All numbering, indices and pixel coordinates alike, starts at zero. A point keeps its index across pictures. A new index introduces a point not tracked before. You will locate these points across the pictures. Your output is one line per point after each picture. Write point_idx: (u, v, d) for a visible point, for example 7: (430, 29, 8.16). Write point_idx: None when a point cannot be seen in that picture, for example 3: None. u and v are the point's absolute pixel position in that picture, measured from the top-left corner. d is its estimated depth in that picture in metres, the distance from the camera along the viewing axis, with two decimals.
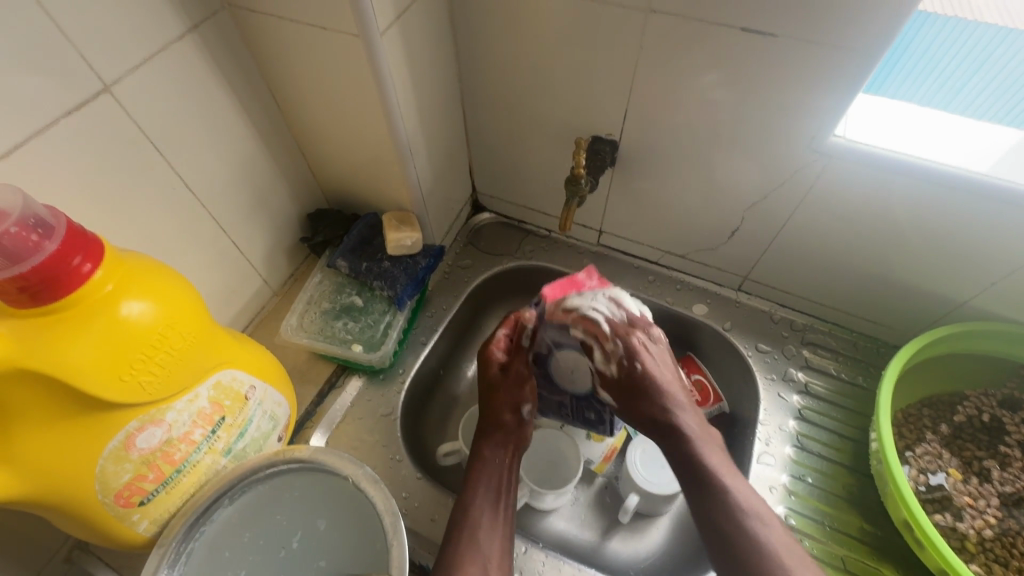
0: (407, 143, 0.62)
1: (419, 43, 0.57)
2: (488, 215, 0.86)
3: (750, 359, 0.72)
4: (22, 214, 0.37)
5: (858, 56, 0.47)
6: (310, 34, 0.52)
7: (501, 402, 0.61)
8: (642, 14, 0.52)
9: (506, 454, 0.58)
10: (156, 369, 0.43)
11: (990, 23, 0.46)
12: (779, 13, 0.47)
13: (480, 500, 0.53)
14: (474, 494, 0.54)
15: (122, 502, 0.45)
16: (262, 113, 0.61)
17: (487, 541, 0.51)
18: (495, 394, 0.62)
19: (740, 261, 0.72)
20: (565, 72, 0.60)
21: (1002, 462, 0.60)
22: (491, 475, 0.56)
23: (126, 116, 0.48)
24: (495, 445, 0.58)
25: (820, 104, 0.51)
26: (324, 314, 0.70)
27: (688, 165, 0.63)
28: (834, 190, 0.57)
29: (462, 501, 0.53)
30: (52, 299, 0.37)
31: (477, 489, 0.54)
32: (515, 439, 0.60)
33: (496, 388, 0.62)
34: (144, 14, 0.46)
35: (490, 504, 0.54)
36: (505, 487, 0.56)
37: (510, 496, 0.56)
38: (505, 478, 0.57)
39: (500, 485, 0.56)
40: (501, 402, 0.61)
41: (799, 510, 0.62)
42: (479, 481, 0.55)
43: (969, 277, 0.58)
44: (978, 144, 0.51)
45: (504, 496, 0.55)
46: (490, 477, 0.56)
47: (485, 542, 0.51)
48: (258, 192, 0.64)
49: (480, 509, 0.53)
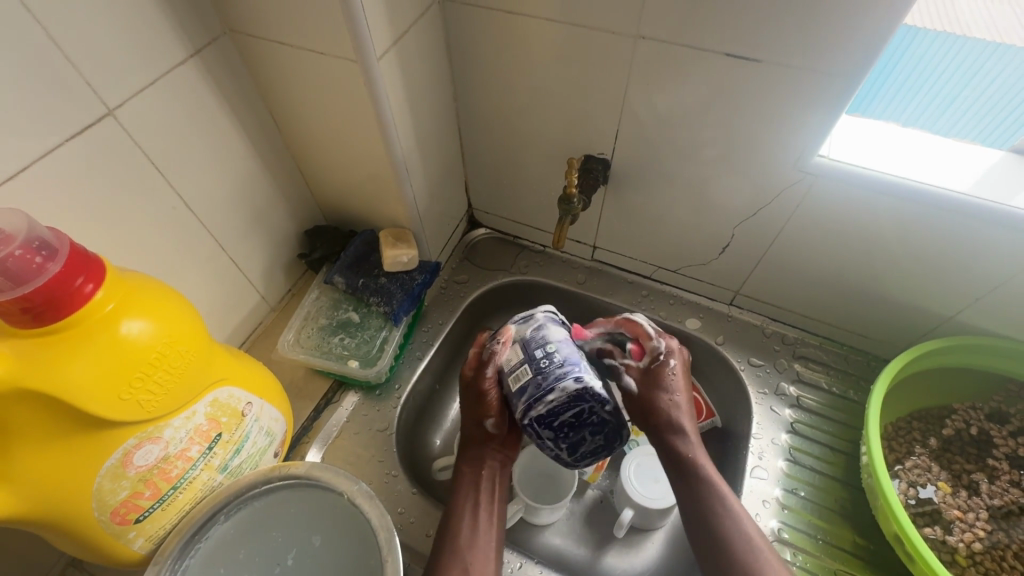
0: (403, 163, 0.63)
1: (415, 67, 0.59)
2: (483, 231, 0.87)
3: (742, 373, 0.73)
4: (27, 237, 0.38)
5: (838, 80, 0.48)
6: (309, 59, 0.53)
7: (467, 417, 0.61)
8: (631, 39, 0.53)
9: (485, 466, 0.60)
10: (155, 388, 0.43)
11: (978, 38, 0.47)
12: (762, 40, 0.49)
13: (463, 512, 0.56)
14: (456, 505, 0.56)
15: (118, 519, 0.46)
16: (262, 134, 0.63)
17: (471, 551, 0.53)
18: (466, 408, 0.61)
19: (732, 277, 0.73)
20: (558, 93, 0.62)
21: (990, 475, 0.61)
22: (469, 488, 0.58)
23: (128, 138, 0.49)
24: (473, 459, 0.60)
25: (805, 125, 0.53)
26: (320, 330, 0.71)
27: (679, 181, 0.64)
28: (820, 208, 0.59)
29: (448, 514, 0.56)
30: (55, 319, 0.38)
31: (461, 503, 0.56)
32: (492, 449, 0.61)
33: (465, 405, 0.61)
34: (149, 42, 0.48)
35: (471, 511, 0.56)
36: (488, 499, 0.58)
37: (494, 503, 0.58)
38: (486, 485, 0.58)
39: (481, 495, 0.57)
40: (469, 416, 0.61)
41: (793, 524, 0.63)
42: (461, 494, 0.57)
43: (956, 291, 0.59)
44: (958, 164, 0.53)
45: (488, 503, 0.57)
46: (468, 487, 0.58)
47: (472, 553, 0.53)
48: (257, 210, 0.65)
49: (462, 519, 0.55)
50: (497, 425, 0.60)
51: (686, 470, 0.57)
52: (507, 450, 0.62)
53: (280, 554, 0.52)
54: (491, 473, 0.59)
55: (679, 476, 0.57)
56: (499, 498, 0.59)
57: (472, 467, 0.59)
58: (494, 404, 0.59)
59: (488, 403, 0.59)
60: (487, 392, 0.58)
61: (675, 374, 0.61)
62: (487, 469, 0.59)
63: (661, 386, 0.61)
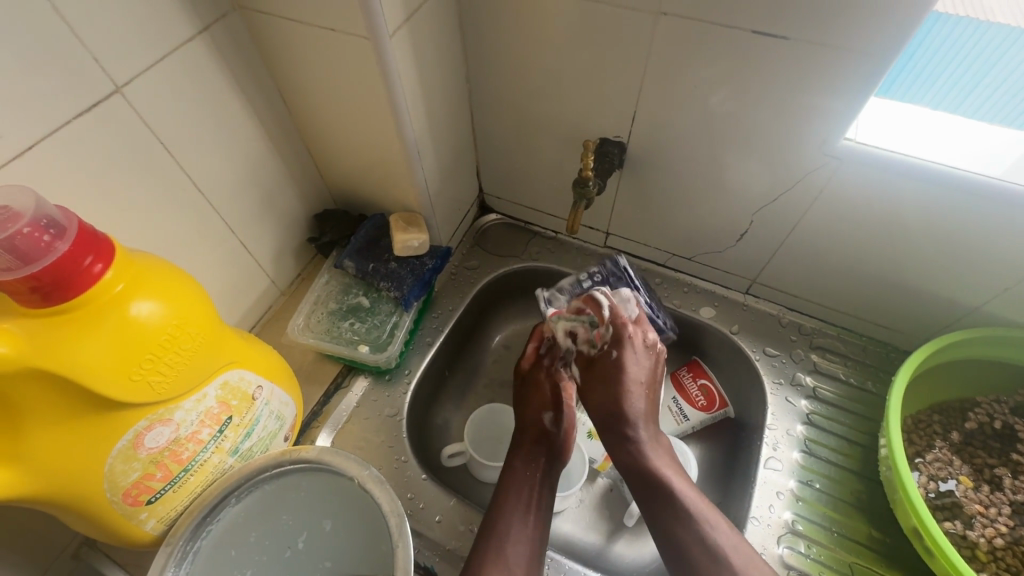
0: (415, 145, 0.62)
1: (427, 46, 0.57)
2: (494, 216, 0.86)
3: (757, 363, 0.71)
4: (34, 215, 0.37)
5: (869, 58, 0.46)
6: (319, 36, 0.52)
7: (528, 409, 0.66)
8: (652, 16, 0.51)
9: (537, 463, 0.61)
10: (166, 369, 0.43)
11: (1001, 23, 0.45)
12: (791, 16, 0.46)
13: (511, 513, 0.56)
14: (504, 505, 0.57)
15: (130, 501, 0.46)
16: (272, 115, 0.62)
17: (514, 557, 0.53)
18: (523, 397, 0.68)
19: (749, 265, 0.72)
20: (574, 74, 0.60)
21: (1014, 470, 0.59)
22: (519, 487, 0.59)
23: (136, 117, 0.48)
24: (525, 457, 0.62)
25: (831, 106, 0.51)
26: (330, 315, 0.70)
27: (697, 166, 0.63)
28: (844, 195, 0.57)
29: (495, 510, 0.57)
30: (64, 300, 0.38)
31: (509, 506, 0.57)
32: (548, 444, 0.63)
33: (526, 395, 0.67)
34: (155, 17, 0.46)
35: (521, 509, 0.57)
36: (538, 500, 0.59)
37: (536, 508, 0.58)
38: (538, 488, 0.59)
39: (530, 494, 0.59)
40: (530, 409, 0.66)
41: (807, 516, 0.62)
42: (511, 494, 0.58)
43: (984, 281, 0.57)
44: (991, 148, 0.51)
45: (533, 504, 0.58)
46: (516, 488, 0.59)
47: (512, 554, 0.54)
48: (266, 193, 0.65)
49: (510, 519, 0.56)
50: (557, 422, 0.64)
51: (657, 489, 0.57)
52: (558, 457, 0.62)
53: (289, 538, 0.55)
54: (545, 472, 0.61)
55: (642, 478, 0.58)
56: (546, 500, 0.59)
57: (521, 465, 0.61)
58: (547, 395, 0.66)
59: (543, 395, 0.66)
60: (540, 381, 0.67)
61: (645, 355, 0.63)
62: (535, 467, 0.61)
63: (631, 352, 0.63)
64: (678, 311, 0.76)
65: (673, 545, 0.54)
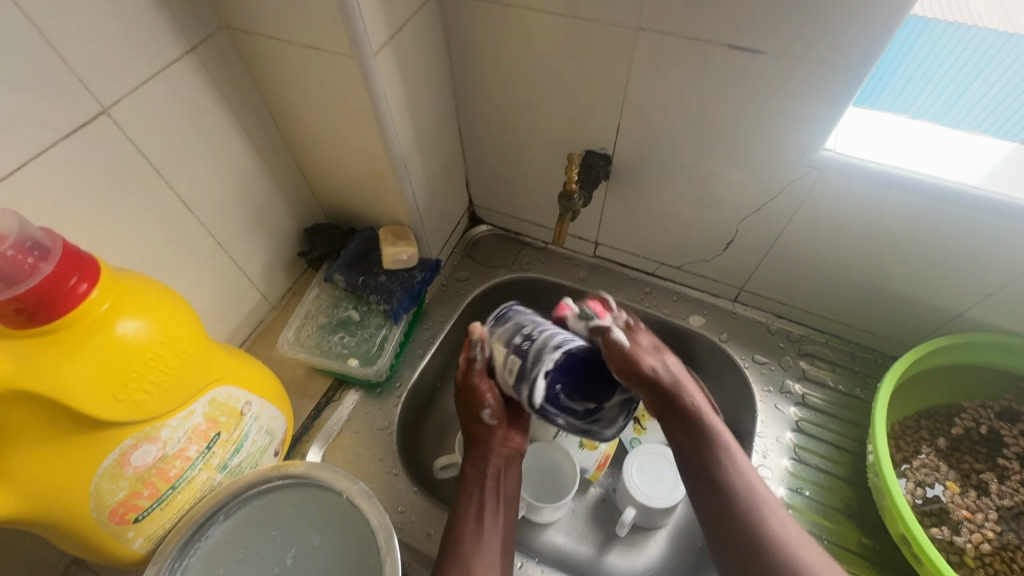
0: (402, 160, 0.62)
1: (412, 63, 0.58)
2: (485, 227, 0.87)
3: (746, 371, 0.72)
4: (19, 237, 0.37)
5: (844, 70, 0.47)
6: (304, 55, 0.53)
7: (467, 414, 0.62)
8: (632, 32, 0.52)
9: (487, 466, 0.60)
10: (151, 388, 0.43)
11: (989, 27, 0.45)
12: (767, 31, 0.47)
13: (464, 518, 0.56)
14: (461, 515, 0.56)
15: (117, 519, 0.46)
16: (261, 132, 0.62)
17: (476, 555, 0.53)
18: (461, 404, 0.63)
19: (737, 273, 0.72)
20: (559, 89, 0.61)
21: (1000, 475, 0.59)
22: (473, 491, 0.58)
23: (124, 137, 0.49)
24: (475, 459, 0.60)
25: (810, 116, 0.51)
26: (321, 329, 0.71)
27: (683, 177, 0.63)
28: (825, 203, 0.58)
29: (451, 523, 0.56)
30: (49, 320, 0.38)
31: (464, 507, 0.57)
32: (493, 444, 0.61)
33: (461, 402, 0.63)
34: (143, 40, 0.47)
35: (474, 513, 0.56)
36: (492, 497, 0.58)
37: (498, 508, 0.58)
38: (491, 485, 0.59)
39: (484, 498, 0.58)
40: (466, 412, 0.62)
41: (797, 524, 0.62)
42: (466, 500, 0.57)
43: (967, 288, 0.58)
44: (968, 157, 0.51)
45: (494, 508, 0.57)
46: (470, 492, 0.58)
47: (474, 561, 0.53)
48: (256, 209, 0.65)
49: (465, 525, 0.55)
50: (492, 416, 0.61)
51: (700, 446, 0.54)
52: (505, 448, 0.61)
53: (279, 553, 0.52)
54: (495, 474, 0.60)
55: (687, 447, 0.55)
56: (503, 500, 0.59)
57: (474, 469, 0.60)
58: (487, 395, 0.62)
59: (480, 398, 0.61)
60: (477, 385, 0.62)
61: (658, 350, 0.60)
62: (489, 467, 0.60)
63: (642, 355, 0.56)
64: (667, 320, 0.77)
65: (721, 505, 0.51)
